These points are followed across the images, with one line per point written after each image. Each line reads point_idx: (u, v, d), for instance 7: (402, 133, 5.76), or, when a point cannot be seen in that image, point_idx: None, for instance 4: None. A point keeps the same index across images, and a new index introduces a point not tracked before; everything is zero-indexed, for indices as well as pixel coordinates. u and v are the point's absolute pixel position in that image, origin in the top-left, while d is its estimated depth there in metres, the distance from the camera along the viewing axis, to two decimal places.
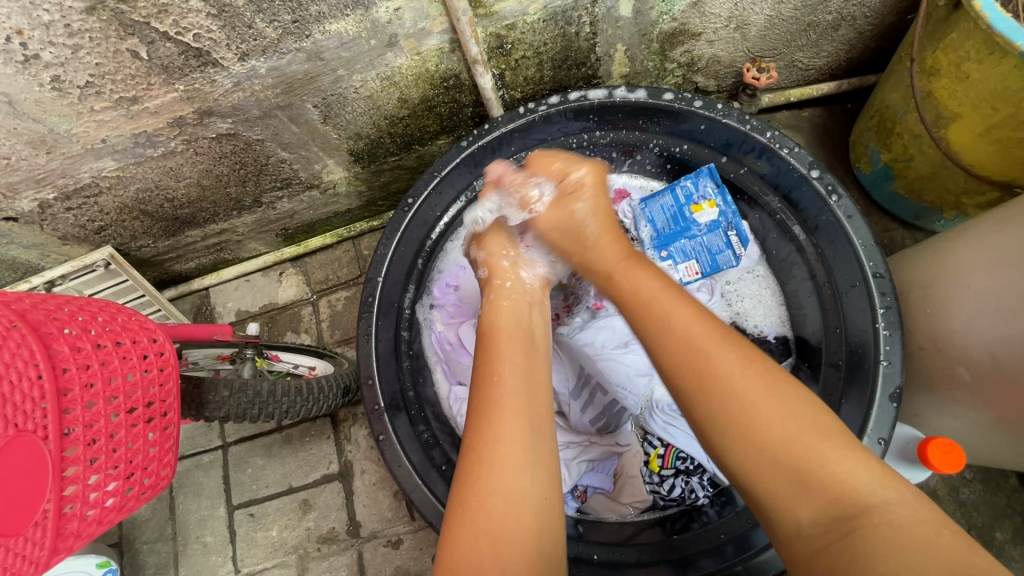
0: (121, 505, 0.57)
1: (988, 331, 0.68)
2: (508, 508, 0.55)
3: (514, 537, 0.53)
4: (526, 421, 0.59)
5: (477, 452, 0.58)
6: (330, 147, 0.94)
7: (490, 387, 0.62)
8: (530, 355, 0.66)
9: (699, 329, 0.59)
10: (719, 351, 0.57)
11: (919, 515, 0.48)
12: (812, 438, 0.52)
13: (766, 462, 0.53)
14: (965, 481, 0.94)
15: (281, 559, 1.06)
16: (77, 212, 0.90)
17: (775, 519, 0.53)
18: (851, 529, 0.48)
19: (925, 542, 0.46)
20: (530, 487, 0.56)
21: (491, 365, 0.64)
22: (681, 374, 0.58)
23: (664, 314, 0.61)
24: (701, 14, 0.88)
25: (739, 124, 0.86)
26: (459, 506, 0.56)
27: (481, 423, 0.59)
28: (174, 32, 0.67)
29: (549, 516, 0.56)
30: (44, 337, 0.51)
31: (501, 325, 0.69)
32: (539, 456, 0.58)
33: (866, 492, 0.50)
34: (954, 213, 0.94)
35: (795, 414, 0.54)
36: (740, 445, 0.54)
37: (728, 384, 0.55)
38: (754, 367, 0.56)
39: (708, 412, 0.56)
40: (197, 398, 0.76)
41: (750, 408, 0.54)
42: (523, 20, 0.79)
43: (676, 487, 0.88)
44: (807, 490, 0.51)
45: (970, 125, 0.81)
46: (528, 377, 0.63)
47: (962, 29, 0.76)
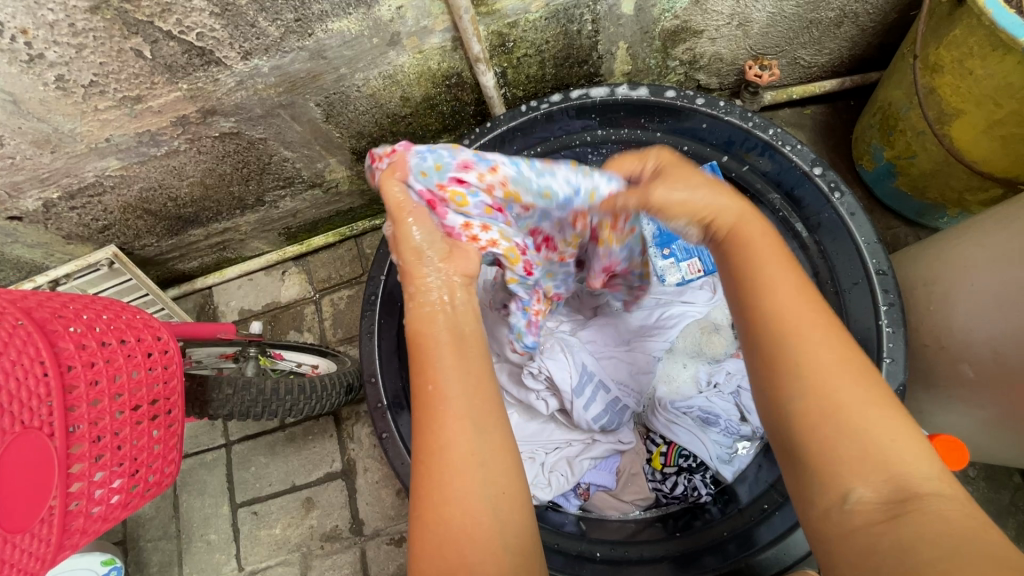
0: (126, 502, 0.57)
1: (992, 327, 0.67)
2: (467, 521, 0.48)
3: (479, 545, 0.48)
4: (474, 424, 0.51)
5: (427, 463, 0.50)
6: (332, 146, 0.94)
7: (428, 395, 0.52)
8: (465, 350, 0.55)
9: (790, 288, 0.51)
10: (806, 304, 0.51)
11: (965, 509, 0.43)
12: (882, 412, 0.47)
13: (832, 432, 0.46)
14: (969, 479, 0.94)
15: (284, 557, 1.06)
16: (81, 211, 0.91)
17: (818, 491, 0.47)
18: (902, 513, 0.43)
19: (976, 535, 0.40)
20: (490, 489, 0.49)
21: (427, 370, 0.53)
22: (765, 323, 0.51)
23: (755, 266, 0.53)
24: (703, 11, 0.88)
25: (741, 121, 0.86)
26: (417, 517, 0.50)
27: (426, 431, 0.51)
28: (178, 32, 0.67)
29: (514, 510, 0.50)
30: (49, 334, 0.51)
31: (428, 318, 0.57)
32: (500, 461, 0.51)
33: (925, 480, 0.45)
34: (959, 210, 0.94)
35: (868, 393, 0.48)
36: (808, 406, 0.48)
37: (810, 345, 0.49)
38: (834, 331, 0.50)
39: (785, 366, 0.49)
40: (200, 396, 0.76)
41: (828, 372, 0.48)
42: (525, 18, 0.79)
43: (679, 485, 0.88)
44: (870, 465, 0.45)
45: (973, 122, 0.81)
46: (464, 373, 0.53)
47: (965, 26, 0.76)
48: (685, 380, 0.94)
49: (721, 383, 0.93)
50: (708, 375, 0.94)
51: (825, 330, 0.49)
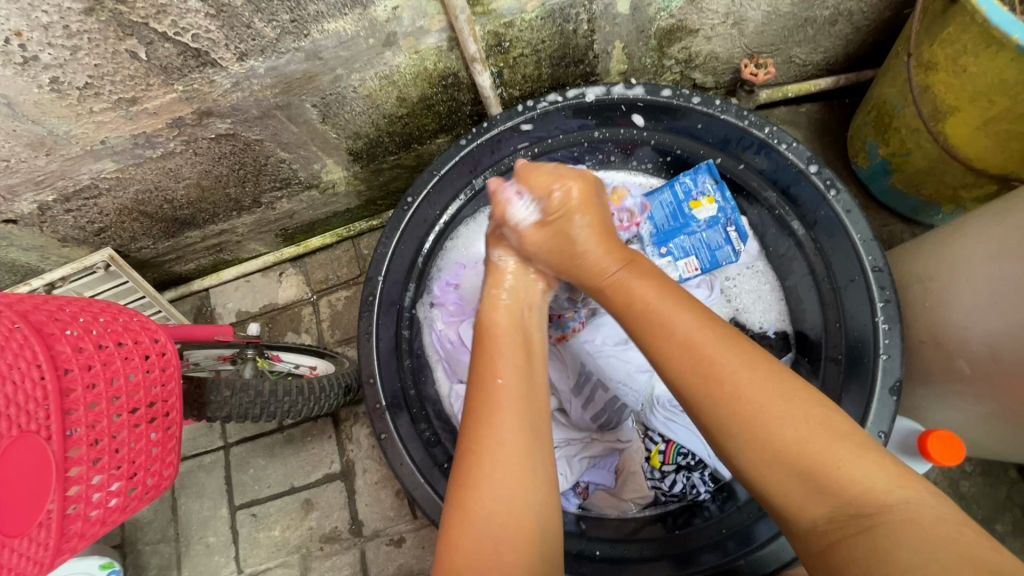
0: (124, 505, 0.57)
1: (988, 323, 0.68)
2: (506, 517, 0.54)
3: (513, 536, 0.54)
4: (528, 423, 0.58)
5: (479, 453, 0.57)
6: (329, 147, 0.94)
7: (493, 388, 0.60)
8: (527, 354, 0.64)
9: (699, 331, 0.58)
10: (723, 354, 0.56)
11: (939, 514, 0.46)
12: (828, 436, 0.51)
13: (780, 471, 0.51)
14: (965, 474, 0.94)
15: (284, 558, 1.06)
16: (77, 214, 0.90)
17: (791, 521, 0.51)
18: (867, 527, 0.46)
19: (942, 539, 0.44)
20: (532, 489, 0.55)
21: (493, 367, 0.61)
22: (687, 383, 0.56)
23: (665, 322, 0.59)
24: (698, 10, 0.89)
25: (737, 120, 0.86)
26: (457, 503, 0.56)
27: (480, 425, 0.58)
28: (173, 33, 0.67)
29: (549, 510, 0.56)
30: (46, 337, 0.51)
31: (501, 323, 0.66)
32: (540, 459, 0.57)
33: (884, 491, 0.48)
34: (954, 207, 0.94)
35: (807, 416, 0.52)
36: (756, 455, 0.52)
37: (738, 388, 0.53)
38: (753, 362, 0.55)
39: (719, 419, 0.54)
40: (198, 398, 0.76)
41: (750, 409, 0.52)
42: (521, 18, 0.79)
43: (678, 483, 0.89)
44: (822, 490, 0.49)
45: (967, 119, 0.81)
46: (528, 378, 0.62)
47: (958, 23, 0.76)
48: None
49: None
50: None
51: (750, 369, 0.55)
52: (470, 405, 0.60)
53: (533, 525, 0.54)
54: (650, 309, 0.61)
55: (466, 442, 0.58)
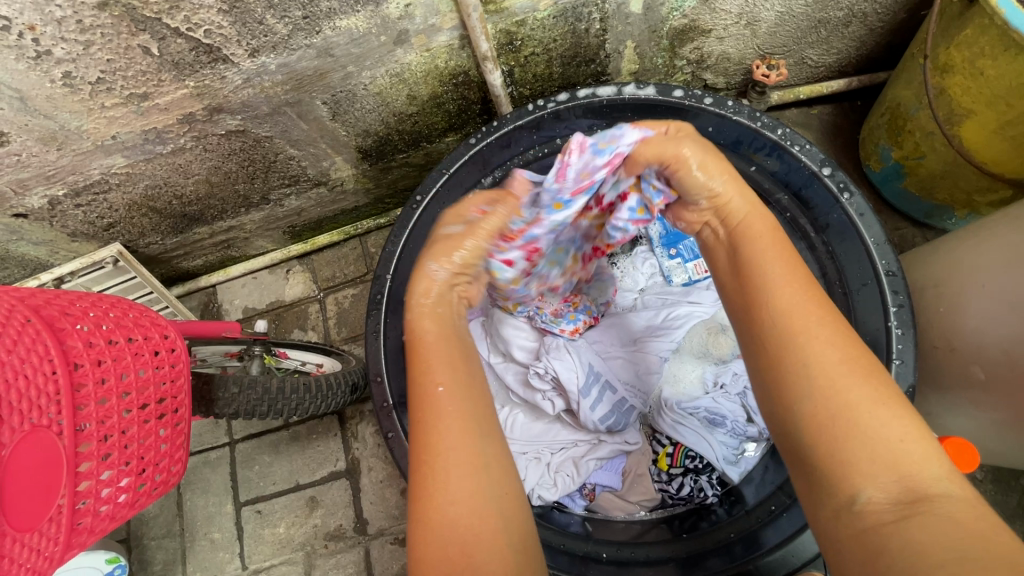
0: (133, 501, 0.57)
1: (1003, 330, 0.67)
2: (471, 524, 0.52)
3: (479, 541, 0.52)
4: (475, 428, 0.57)
5: (428, 464, 0.55)
6: (338, 144, 0.94)
7: (433, 397, 0.58)
8: (462, 353, 0.63)
9: (800, 294, 0.54)
10: (820, 322, 0.53)
11: (970, 505, 0.44)
12: (888, 411, 0.48)
13: (841, 438, 0.48)
14: (976, 481, 0.93)
15: (288, 556, 1.06)
16: (87, 209, 0.90)
17: (830, 495, 0.48)
18: (912, 514, 0.44)
19: (979, 531, 0.41)
20: (489, 491, 0.54)
21: (429, 373, 0.59)
22: (771, 331, 0.54)
23: (757, 268, 0.57)
24: (711, 10, 0.88)
25: (749, 121, 0.86)
26: (416, 512, 0.54)
27: (424, 432, 0.56)
28: (185, 28, 0.67)
29: (512, 511, 0.55)
30: (58, 332, 0.51)
31: (427, 335, 0.63)
32: (492, 462, 0.56)
33: (934, 478, 0.46)
34: (967, 212, 0.94)
35: (870, 384, 0.49)
36: (818, 413, 0.49)
37: (816, 343, 0.51)
38: (834, 324, 0.53)
39: (777, 383, 0.52)
40: (206, 394, 0.76)
41: (835, 376, 0.50)
42: (533, 16, 0.79)
43: (686, 486, 0.87)
44: (876, 462, 0.47)
45: (983, 123, 0.80)
46: (466, 380, 0.60)
47: (977, 26, 0.75)
48: (692, 380, 0.93)
49: (727, 384, 0.92)
50: (714, 377, 0.93)
51: (838, 334, 0.52)
52: (415, 415, 0.58)
53: (498, 529, 0.53)
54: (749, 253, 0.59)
55: (415, 453, 0.56)
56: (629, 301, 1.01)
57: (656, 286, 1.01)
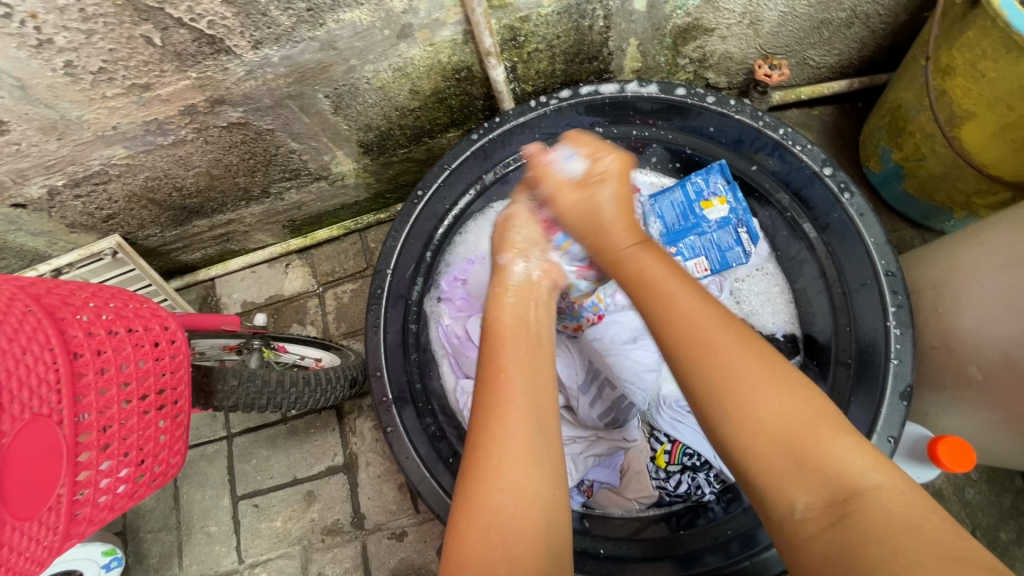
0: (132, 492, 0.57)
1: (1001, 330, 0.67)
2: (520, 510, 0.53)
3: (519, 530, 0.53)
4: (534, 419, 0.58)
5: (482, 445, 0.57)
6: (340, 138, 0.93)
7: (498, 381, 0.60)
8: (532, 349, 0.64)
9: (699, 313, 0.58)
10: (724, 334, 0.56)
11: (909, 501, 0.46)
12: (817, 422, 0.51)
13: (774, 454, 0.51)
14: (971, 481, 0.94)
15: (285, 550, 1.06)
16: (86, 200, 0.90)
17: (770, 506, 0.51)
18: (844, 514, 0.46)
19: (913, 524, 0.44)
20: (537, 483, 0.55)
21: (497, 362, 0.62)
22: (684, 350, 0.57)
23: (663, 296, 0.61)
24: (715, 9, 0.88)
25: (751, 121, 0.86)
26: (466, 499, 0.55)
27: (486, 414, 0.58)
28: (188, 19, 0.66)
29: (557, 509, 0.55)
30: (58, 322, 0.51)
31: (505, 322, 0.66)
32: (547, 453, 0.57)
33: (866, 478, 0.48)
34: (966, 213, 0.94)
35: (788, 394, 0.53)
36: (749, 435, 0.52)
37: (724, 359, 0.55)
38: (732, 331, 0.57)
39: (709, 403, 0.54)
40: (206, 387, 0.76)
41: (748, 395, 0.53)
42: (537, 12, 0.79)
43: (683, 483, 0.90)
44: (803, 474, 0.49)
45: (983, 125, 0.81)
46: (532, 369, 0.62)
47: (979, 28, 0.76)
48: None
49: None
50: None
51: (744, 349, 0.55)
52: (477, 401, 0.60)
53: (540, 526, 0.54)
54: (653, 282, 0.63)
55: (472, 437, 0.58)
56: None
57: None
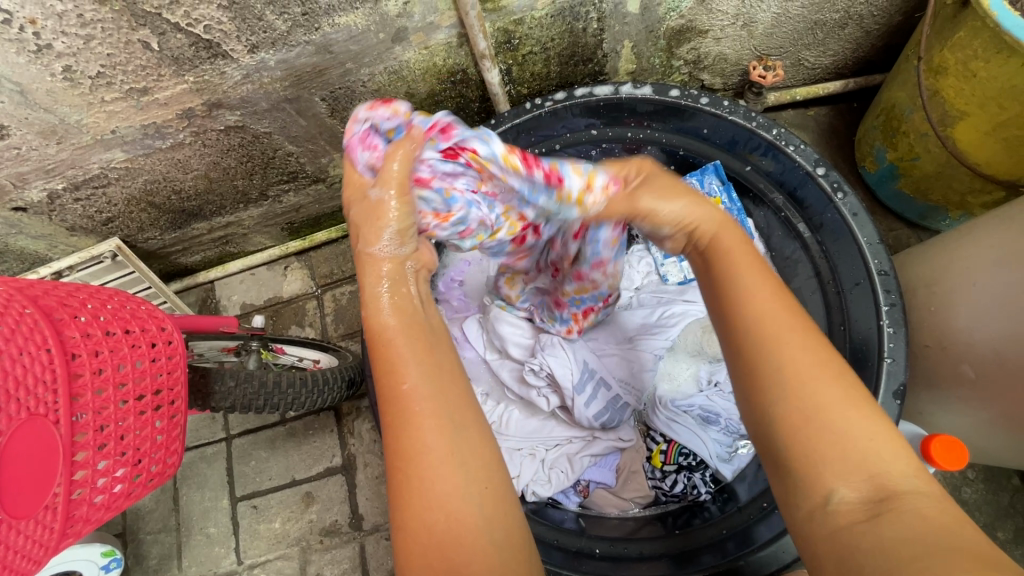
0: (129, 491, 0.58)
1: (993, 328, 0.68)
2: (456, 525, 0.46)
3: (464, 545, 0.46)
4: (451, 424, 0.49)
5: (403, 466, 0.48)
6: (337, 141, 0.94)
7: (403, 396, 0.50)
8: (433, 343, 0.54)
9: (768, 291, 0.50)
10: (782, 310, 0.49)
11: (943, 507, 0.42)
12: (858, 407, 0.46)
13: (810, 440, 0.45)
14: (968, 480, 0.94)
15: (284, 551, 1.06)
16: (86, 203, 0.91)
17: (802, 492, 0.46)
18: (881, 512, 0.42)
19: (949, 530, 0.40)
20: (471, 489, 0.47)
21: (393, 370, 0.51)
22: (739, 327, 0.50)
23: (723, 269, 0.53)
24: (708, 11, 0.89)
25: (745, 121, 0.86)
26: (397, 528, 0.47)
27: (399, 435, 0.49)
28: (185, 24, 0.67)
29: (499, 505, 0.49)
30: (56, 323, 0.52)
31: (390, 322, 0.54)
32: (477, 453, 0.49)
33: (902, 477, 0.44)
34: (960, 213, 0.94)
35: (839, 381, 0.47)
36: (791, 415, 0.46)
37: (782, 337, 0.48)
38: (798, 314, 0.50)
39: (759, 370, 0.48)
40: (202, 388, 0.76)
41: (805, 376, 0.46)
42: (531, 15, 0.79)
43: (679, 483, 0.88)
44: (846, 464, 0.44)
45: (975, 124, 0.81)
46: (438, 370, 0.52)
47: (969, 28, 0.76)
48: (686, 378, 0.95)
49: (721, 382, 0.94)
50: (708, 375, 0.94)
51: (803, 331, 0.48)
52: (384, 415, 0.51)
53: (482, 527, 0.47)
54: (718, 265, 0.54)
55: (392, 456, 0.49)
56: (625, 299, 1.02)
57: (651, 284, 1.03)
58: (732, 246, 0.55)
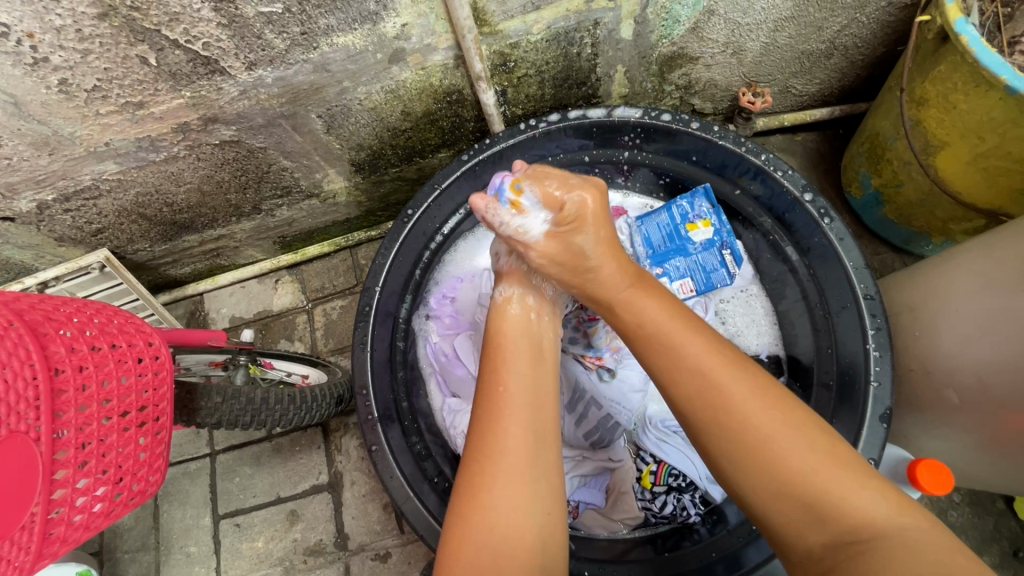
0: (108, 511, 0.57)
1: (976, 354, 0.69)
2: (506, 529, 0.55)
3: (516, 543, 0.55)
4: (534, 434, 0.60)
5: (482, 462, 0.59)
6: (332, 157, 0.95)
7: (498, 396, 0.62)
8: (530, 365, 0.65)
9: (708, 359, 0.59)
10: (729, 376, 0.57)
11: (932, 538, 0.48)
12: (834, 466, 0.52)
13: (788, 504, 0.52)
14: (953, 504, 0.95)
15: (266, 570, 1.05)
16: (76, 214, 0.90)
17: (787, 545, 0.53)
18: (859, 550, 0.49)
19: (929, 555, 0.46)
20: (535, 501, 0.57)
21: (497, 375, 0.64)
22: (700, 410, 0.57)
23: (668, 346, 0.61)
24: (699, 39, 0.91)
25: (734, 146, 0.88)
26: (459, 512, 0.57)
27: (488, 429, 0.60)
28: (184, 40, 0.68)
29: (549, 523, 0.58)
30: (40, 337, 0.51)
31: (507, 332, 0.68)
32: (545, 470, 0.59)
33: (878, 515, 0.50)
34: (943, 238, 0.96)
35: (813, 447, 0.53)
36: (763, 488, 0.53)
37: (743, 420, 0.55)
38: (764, 398, 0.56)
39: (728, 447, 0.55)
40: (189, 404, 0.75)
41: (770, 439, 0.54)
42: (527, 39, 0.81)
43: (669, 504, 0.88)
44: (821, 521, 0.51)
45: (957, 154, 0.83)
46: (534, 386, 0.63)
47: (949, 62, 0.79)
48: None
49: None
50: None
51: (772, 407, 0.55)
52: (478, 411, 0.62)
53: (532, 541, 0.56)
54: (658, 358, 0.61)
55: (471, 450, 0.60)
56: None
57: None
58: (685, 331, 0.61)
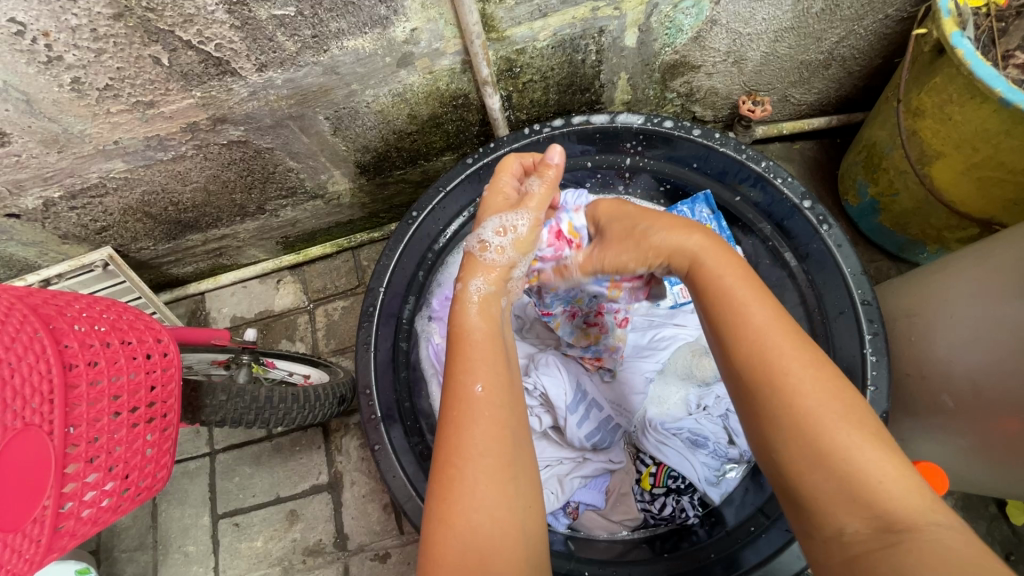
0: (116, 506, 0.57)
1: (970, 359, 0.71)
2: (486, 531, 0.54)
3: (496, 548, 0.53)
4: (509, 437, 0.59)
5: (459, 464, 0.57)
6: (338, 159, 0.96)
7: (471, 397, 0.60)
8: (496, 360, 0.64)
9: (761, 317, 0.56)
10: (783, 342, 0.54)
11: (965, 538, 0.44)
12: (873, 448, 0.49)
13: (823, 480, 0.49)
14: (947, 507, 0.97)
15: (264, 570, 1.05)
16: (81, 212, 0.91)
17: (817, 523, 0.50)
18: (895, 542, 0.45)
19: (966, 558, 0.42)
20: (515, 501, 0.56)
21: (468, 372, 0.62)
22: (751, 368, 0.54)
23: (734, 301, 0.57)
24: (701, 48, 0.93)
25: (735, 153, 0.90)
26: (439, 516, 0.55)
27: (459, 432, 0.58)
28: (197, 41, 0.68)
29: (532, 521, 0.58)
30: (54, 332, 0.52)
31: (471, 325, 0.67)
32: (520, 469, 0.59)
33: (914, 508, 0.46)
34: (937, 247, 0.98)
35: (855, 423, 0.50)
36: (800, 459, 0.50)
37: (791, 385, 0.52)
38: (816, 371, 0.53)
39: (769, 409, 0.52)
40: (194, 401, 0.76)
41: (812, 411, 0.51)
42: (533, 45, 0.82)
43: (668, 506, 0.89)
44: (857, 502, 0.48)
45: (951, 165, 0.85)
46: (506, 385, 0.62)
47: (945, 75, 0.80)
48: (675, 402, 0.96)
49: (710, 406, 0.95)
50: (697, 399, 0.96)
51: (822, 383, 0.52)
52: (446, 411, 0.60)
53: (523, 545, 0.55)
54: (718, 310, 0.58)
55: (444, 449, 0.58)
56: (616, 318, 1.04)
57: (643, 307, 1.05)
58: (739, 285, 0.59)
